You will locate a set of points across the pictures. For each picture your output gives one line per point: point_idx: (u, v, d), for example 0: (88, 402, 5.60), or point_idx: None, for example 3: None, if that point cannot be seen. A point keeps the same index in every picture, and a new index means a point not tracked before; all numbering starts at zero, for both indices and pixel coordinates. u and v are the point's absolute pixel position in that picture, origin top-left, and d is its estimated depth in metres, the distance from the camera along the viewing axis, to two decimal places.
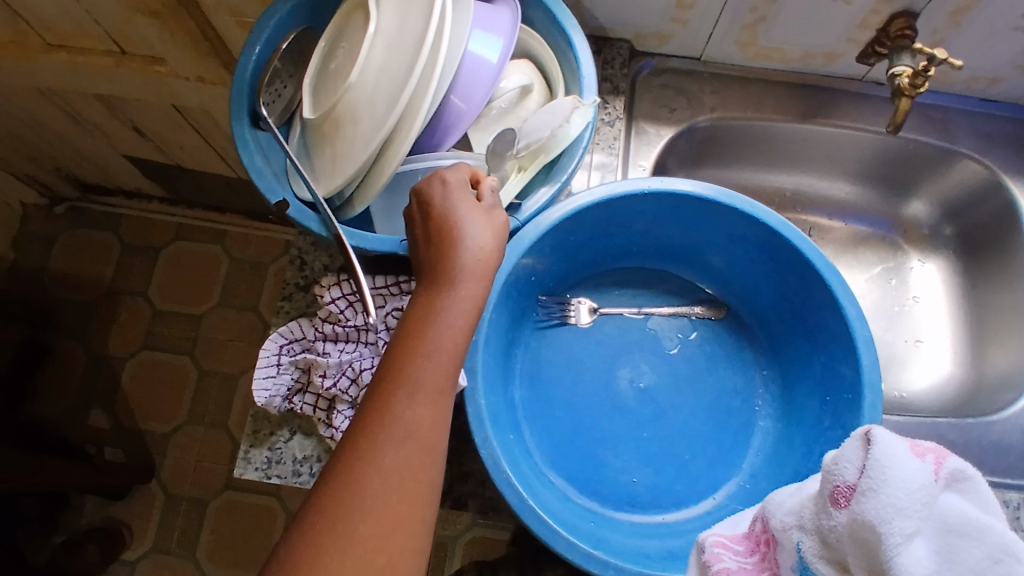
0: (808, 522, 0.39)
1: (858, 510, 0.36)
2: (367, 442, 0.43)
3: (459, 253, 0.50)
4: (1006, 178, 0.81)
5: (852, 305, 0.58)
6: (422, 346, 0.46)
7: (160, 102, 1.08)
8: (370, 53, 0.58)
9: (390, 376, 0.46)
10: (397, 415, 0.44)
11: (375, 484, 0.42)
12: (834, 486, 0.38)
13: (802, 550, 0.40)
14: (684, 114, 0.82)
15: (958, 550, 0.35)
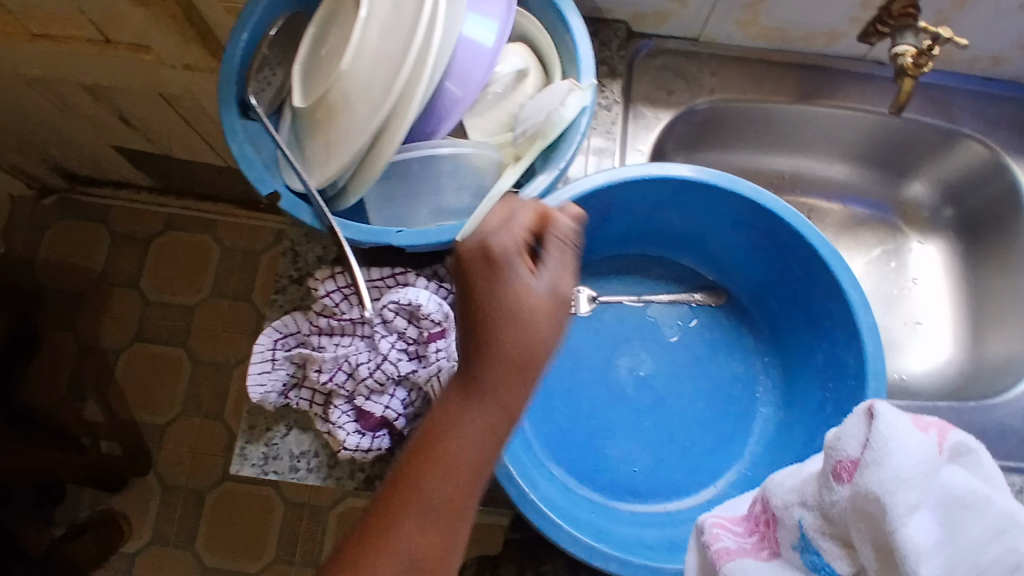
0: (811, 499, 0.42)
1: (858, 482, 0.39)
2: (389, 516, 0.43)
3: (506, 330, 0.46)
4: (1009, 158, 0.80)
5: (857, 292, 0.57)
6: (459, 432, 0.44)
7: (146, 90, 1.05)
8: (362, 36, 0.55)
9: (426, 454, 0.44)
10: (421, 496, 0.43)
11: (406, 532, 0.43)
12: (836, 463, 0.41)
13: (803, 526, 0.43)
14: (683, 97, 0.81)
15: (959, 522, 0.37)
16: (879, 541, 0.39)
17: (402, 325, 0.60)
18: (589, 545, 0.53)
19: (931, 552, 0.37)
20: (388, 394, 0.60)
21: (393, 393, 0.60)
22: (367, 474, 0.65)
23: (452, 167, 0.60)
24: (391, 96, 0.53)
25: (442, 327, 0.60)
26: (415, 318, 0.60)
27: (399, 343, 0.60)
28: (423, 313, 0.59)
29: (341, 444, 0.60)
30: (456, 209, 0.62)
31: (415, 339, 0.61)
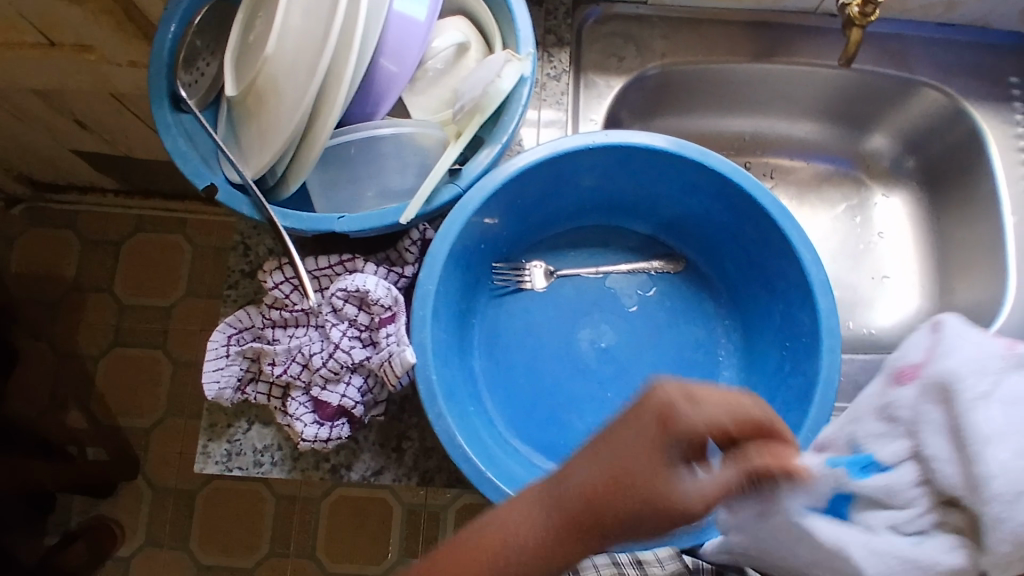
0: (876, 402, 0.41)
1: (925, 380, 0.39)
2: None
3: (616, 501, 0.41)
4: (968, 105, 0.79)
5: (807, 249, 0.57)
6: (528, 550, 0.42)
7: (97, 91, 1.02)
8: (286, 18, 0.54)
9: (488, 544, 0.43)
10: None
11: None
12: (898, 369, 0.41)
13: (858, 438, 0.41)
14: (634, 63, 0.79)
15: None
16: (943, 434, 0.37)
17: (353, 312, 0.60)
18: None
19: (997, 446, 0.35)
20: (344, 382, 0.59)
21: (349, 381, 0.59)
22: (332, 464, 0.64)
23: (395, 148, 0.58)
24: (319, 77, 0.52)
25: (393, 311, 0.59)
26: (365, 305, 0.60)
27: (350, 331, 0.60)
28: (372, 299, 0.58)
29: (300, 435, 0.59)
30: (400, 190, 0.60)
31: (366, 325, 0.60)
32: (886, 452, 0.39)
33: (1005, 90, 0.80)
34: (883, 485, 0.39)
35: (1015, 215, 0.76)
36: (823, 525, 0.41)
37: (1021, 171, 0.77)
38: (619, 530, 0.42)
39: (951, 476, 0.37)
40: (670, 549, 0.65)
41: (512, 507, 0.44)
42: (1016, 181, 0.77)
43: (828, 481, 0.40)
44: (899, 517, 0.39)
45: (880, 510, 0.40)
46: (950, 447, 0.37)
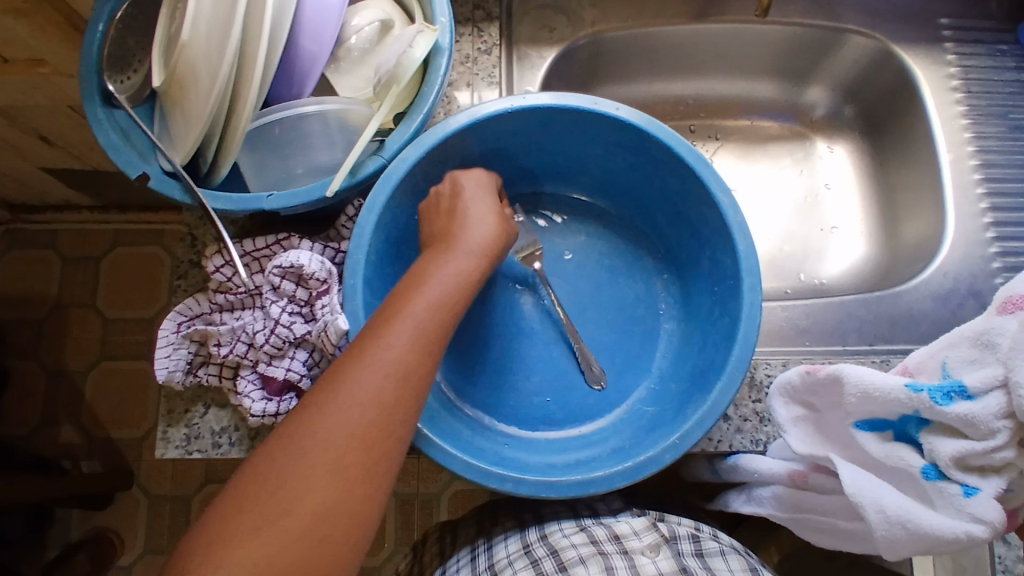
0: (975, 334, 0.52)
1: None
2: (323, 395, 0.46)
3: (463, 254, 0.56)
4: (896, 47, 0.80)
5: (724, 194, 0.59)
6: (387, 327, 0.49)
7: (53, 105, 0.99)
8: (196, 4, 0.56)
9: (361, 343, 0.48)
10: (351, 381, 0.46)
11: (335, 409, 0.45)
12: (1010, 298, 0.52)
13: (947, 363, 0.54)
14: (565, 33, 0.81)
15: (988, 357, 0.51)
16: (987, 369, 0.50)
17: (292, 288, 0.62)
18: (481, 470, 0.54)
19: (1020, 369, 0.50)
20: (289, 357, 0.61)
21: (294, 355, 0.61)
22: None
23: (322, 125, 0.59)
24: (230, 60, 0.55)
25: (329, 283, 0.62)
26: (303, 280, 0.62)
27: (290, 306, 0.62)
28: (307, 273, 0.61)
29: (248, 412, 0.60)
30: (328, 165, 0.62)
31: (306, 300, 0.62)
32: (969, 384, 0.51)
33: (935, 31, 0.81)
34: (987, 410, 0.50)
35: (950, 151, 0.77)
36: (872, 450, 0.55)
37: (954, 109, 0.78)
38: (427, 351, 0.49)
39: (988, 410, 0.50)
40: (645, 522, 0.66)
41: (372, 339, 0.48)
42: (950, 117, 0.78)
43: (908, 404, 0.52)
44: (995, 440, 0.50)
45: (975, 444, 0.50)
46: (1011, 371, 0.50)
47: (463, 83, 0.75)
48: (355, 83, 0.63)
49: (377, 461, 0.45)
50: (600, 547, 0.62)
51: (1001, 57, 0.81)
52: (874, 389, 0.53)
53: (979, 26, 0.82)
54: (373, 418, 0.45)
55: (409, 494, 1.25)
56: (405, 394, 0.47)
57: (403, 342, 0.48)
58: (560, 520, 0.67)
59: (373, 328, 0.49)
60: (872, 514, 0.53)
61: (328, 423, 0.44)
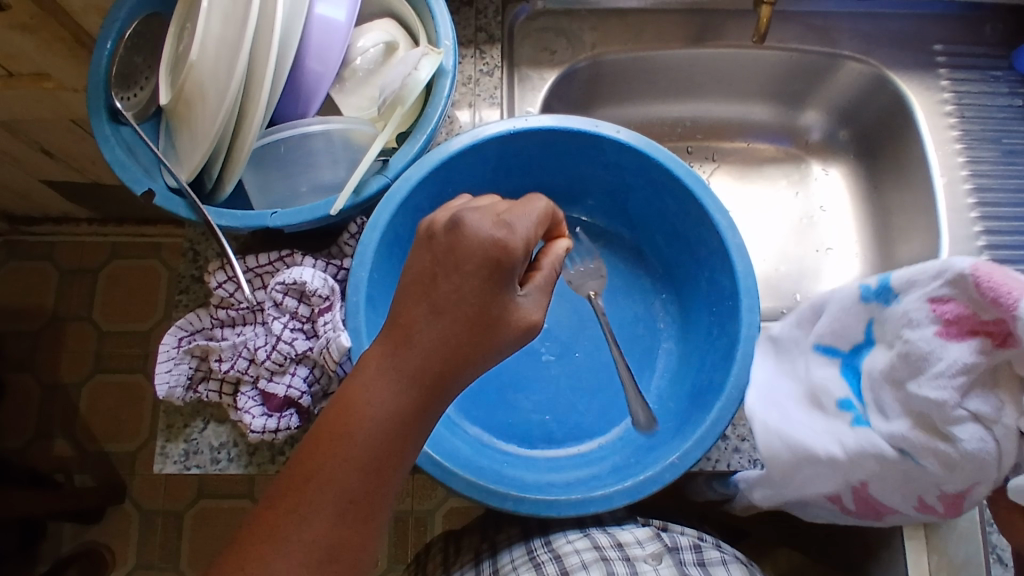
0: None
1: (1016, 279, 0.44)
2: (300, 482, 0.45)
3: (444, 281, 0.47)
4: (890, 72, 0.82)
5: (722, 216, 0.60)
6: (355, 407, 0.46)
7: (57, 119, 1.00)
8: (206, 25, 0.57)
9: (333, 423, 0.46)
10: (325, 469, 0.45)
11: (314, 496, 0.45)
12: None
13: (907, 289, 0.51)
14: (565, 55, 0.82)
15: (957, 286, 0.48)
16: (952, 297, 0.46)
17: (294, 304, 0.62)
18: (481, 486, 0.55)
19: None
20: (289, 373, 0.61)
21: (294, 372, 0.61)
22: (288, 457, 0.65)
23: (326, 143, 0.60)
24: (240, 79, 0.56)
25: (331, 301, 0.62)
26: (305, 297, 0.62)
27: (292, 323, 0.62)
28: (309, 290, 0.61)
29: (248, 427, 0.60)
30: (331, 183, 0.62)
31: (308, 317, 0.63)
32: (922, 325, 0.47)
33: (929, 57, 0.82)
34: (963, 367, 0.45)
35: (945, 175, 0.78)
36: (818, 372, 0.57)
37: (947, 134, 0.80)
38: (405, 427, 0.47)
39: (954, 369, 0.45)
40: (648, 531, 0.66)
41: (344, 420, 0.46)
42: (945, 142, 0.80)
43: (864, 314, 0.53)
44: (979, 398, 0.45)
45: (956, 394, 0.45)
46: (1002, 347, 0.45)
47: (465, 104, 0.76)
48: (360, 103, 0.64)
49: (363, 542, 0.46)
50: (603, 553, 0.63)
51: (994, 82, 0.83)
52: (839, 304, 0.55)
53: (972, 52, 0.83)
54: (371, 458, 0.46)
55: (404, 511, 1.25)
56: (384, 472, 0.46)
57: (376, 424, 0.46)
58: (566, 530, 0.66)
59: (342, 405, 0.47)
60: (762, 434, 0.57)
61: (308, 512, 0.45)
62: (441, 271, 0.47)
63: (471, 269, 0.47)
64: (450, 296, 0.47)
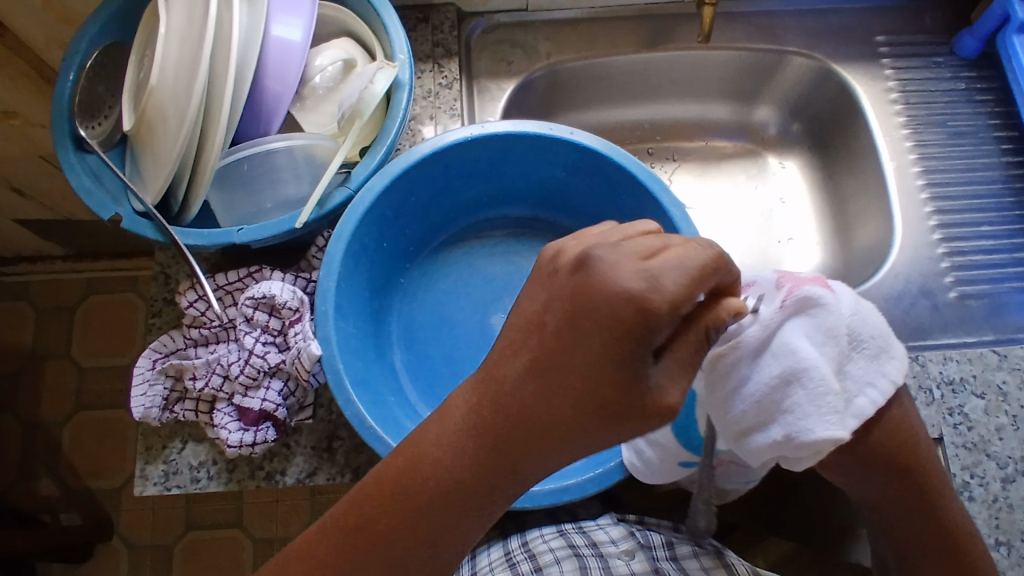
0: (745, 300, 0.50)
1: (784, 306, 0.47)
2: (347, 530, 0.45)
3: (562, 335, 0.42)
4: (834, 65, 0.85)
5: (676, 207, 0.63)
6: (421, 463, 0.45)
7: (25, 156, 1.00)
8: (165, 52, 0.59)
9: (396, 474, 0.45)
10: (381, 520, 0.45)
11: (356, 542, 0.45)
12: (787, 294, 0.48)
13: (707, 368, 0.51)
14: (522, 65, 0.84)
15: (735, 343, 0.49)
16: (722, 352, 0.49)
17: (264, 319, 0.63)
18: None
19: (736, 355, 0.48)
20: (263, 387, 0.62)
21: (269, 386, 0.62)
22: (267, 471, 0.64)
23: (288, 159, 0.61)
24: (199, 100, 0.57)
25: (300, 312, 0.64)
26: (275, 310, 0.64)
27: (264, 337, 0.63)
28: (279, 302, 0.63)
29: (225, 442, 0.61)
30: (296, 199, 0.64)
31: (279, 330, 0.64)
32: (720, 367, 0.49)
33: (872, 49, 0.86)
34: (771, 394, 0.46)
35: (894, 161, 0.81)
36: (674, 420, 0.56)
37: (893, 121, 0.83)
38: (473, 497, 0.44)
39: (752, 398, 0.47)
40: (620, 530, 0.67)
41: (406, 474, 0.45)
42: (892, 129, 0.83)
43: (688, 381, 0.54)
44: (788, 419, 0.46)
45: (768, 426, 0.47)
46: (793, 359, 0.46)
47: (426, 117, 0.78)
48: (321, 119, 0.66)
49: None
50: (577, 550, 0.64)
51: (937, 68, 0.85)
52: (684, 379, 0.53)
53: (914, 41, 0.87)
54: (431, 520, 0.44)
55: None
56: (443, 536, 0.44)
57: (441, 485, 0.44)
58: (541, 527, 0.68)
59: (409, 458, 0.45)
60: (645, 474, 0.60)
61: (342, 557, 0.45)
62: (551, 322, 0.43)
63: (593, 329, 0.41)
64: (569, 356, 0.42)
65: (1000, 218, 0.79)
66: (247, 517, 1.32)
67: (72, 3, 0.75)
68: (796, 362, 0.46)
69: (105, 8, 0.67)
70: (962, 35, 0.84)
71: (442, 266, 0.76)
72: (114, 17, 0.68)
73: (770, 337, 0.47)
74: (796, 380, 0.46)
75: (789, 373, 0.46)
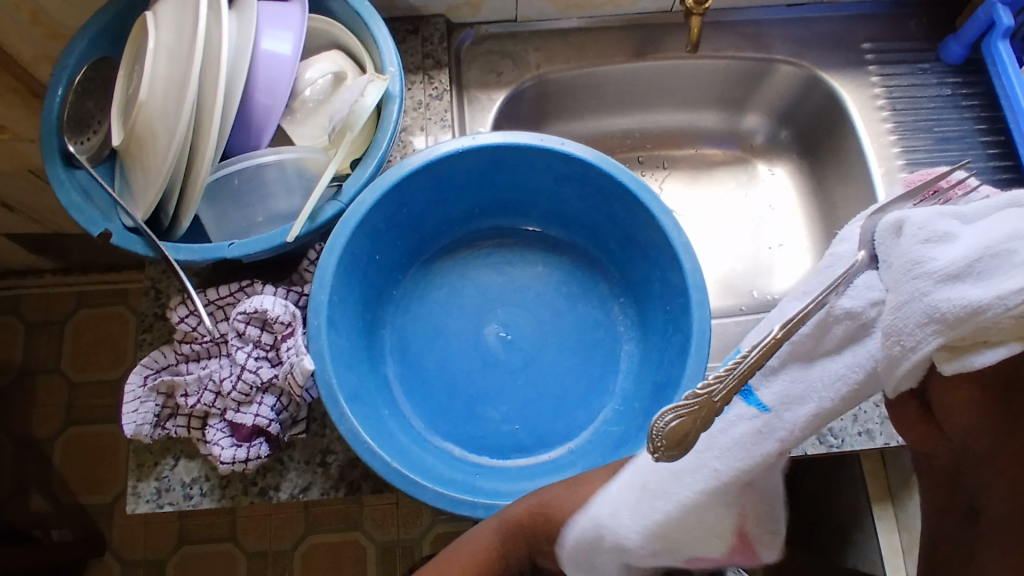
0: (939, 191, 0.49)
1: (1010, 198, 0.42)
2: None
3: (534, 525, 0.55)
4: (821, 72, 0.86)
5: (667, 216, 0.63)
6: None
7: (14, 170, 0.99)
8: (154, 69, 0.59)
9: None
10: None
11: None
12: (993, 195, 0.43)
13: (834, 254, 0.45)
14: (512, 76, 0.85)
15: (942, 224, 0.41)
16: (931, 212, 0.42)
17: (256, 333, 0.63)
18: (452, 498, 0.56)
19: (943, 242, 0.40)
20: (256, 403, 0.61)
21: (261, 401, 0.62)
22: (260, 486, 0.64)
23: (280, 173, 0.61)
24: (189, 115, 0.57)
25: (292, 326, 0.63)
26: (267, 325, 0.63)
27: (255, 351, 0.63)
28: (270, 317, 0.62)
29: (218, 459, 0.60)
30: (287, 212, 0.64)
31: (271, 344, 0.63)
32: (929, 230, 0.41)
33: (858, 56, 0.87)
34: (982, 255, 0.39)
35: (882, 166, 0.82)
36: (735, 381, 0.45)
37: (881, 127, 0.83)
38: None
39: (952, 255, 0.39)
40: None
41: None
42: (879, 135, 0.83)
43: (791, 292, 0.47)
44: (996, 285, 0.38)
45: (964, 287, 0.38)
46: (1019, 233, 0.39)
47: (417, 128, 0.78)
48: (312, 132, 0.66)
49: None
50: None
51: (922, 74, 0.86)
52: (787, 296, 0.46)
53: (899, 47, 0.88)
54: None
55: (390, 541, 1.30)
56: None
57: None
58: None
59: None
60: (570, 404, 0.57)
61: None
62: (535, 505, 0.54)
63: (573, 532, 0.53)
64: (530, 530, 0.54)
65: None
66: (240, 530, 1.31)
67: (60, 17, 0.75)
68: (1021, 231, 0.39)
69: (93, 23, 0.67)
70: (947, 41, 0.85)
71: (433, 277, 0.76)
72: (104, 31, 0.67)
73: (981, 216, 0.42)
74: (1016, 249, 0.38)
75: (1008, 241, 0.39)
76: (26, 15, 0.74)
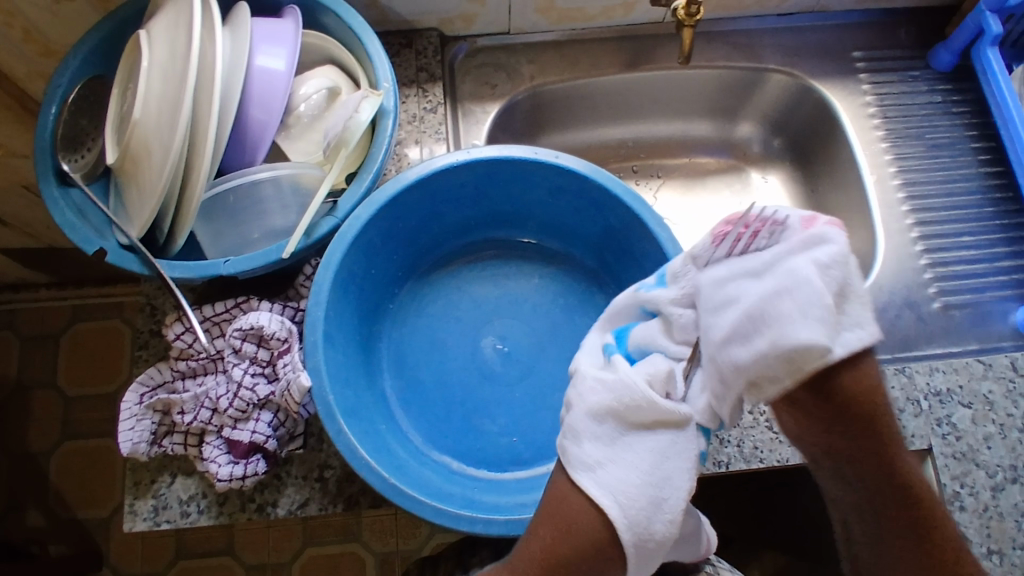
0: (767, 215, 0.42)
1: (803, 238, 0.39)
2: None
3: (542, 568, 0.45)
4: (812, 80, 0.86)
5: (662, 229, 0.63)
6: None
7: (9, 186, 0.99)
8: (149, 87, 0.59)
9: None
10: None
11: None
12: (803, 225, 0.40)
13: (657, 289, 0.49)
14: (506, 88, 0.85)
15: (737, 287, 0.41)
16: (725, 278, 0.42)
17: (253, 350, 0.63)
18: (451, 514, 0.56)
19: (732, 307, 0.41)
20: (253, 419, 0.61)
21: (258, 418, 0.61)
22: (258, 503, 0.64)
23: (275, 189, 0.61)
24: (184, 133, 0.57)
25: (289, 342, 0.63)
26: (264, 341, 0.63)
27: (252, 368, 0.63)
28: (267, 333, 0.63)
29: (215, 476, 0.60)
30: (282, 228, 0.64)
31: (267, 361, 0.63)
32: (719, 295, 0.42)
33: (849, 64, 0.87)
34: (740, 318, 0.39)
35: (874, 174, 0.82)
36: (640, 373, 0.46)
37: (873, 135, 0.84)
38: None
39: (725, 322, 0.41)
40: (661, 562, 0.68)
41: None
42: (870, 143, 0.84)
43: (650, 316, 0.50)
44: (744, 346, 0.39)
45: (734, 348, 0.40)
46: (782, 287, 0.38)
47: (411, 141, 0.78)
48: (307, 148, 0.66)
49: None
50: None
51: (913, 82, 0.87)
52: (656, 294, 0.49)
53: (890, 55, 0.88)
54: None
55: (389, 552, 1.29)
56: None
57: None
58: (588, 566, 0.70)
59: None
60: (604, 506, 0.42)
61: None
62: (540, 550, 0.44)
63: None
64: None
65: (982, 227, 0.80)
66: (238, 543, 1.30)
67: (54, 34, 0.75)
68: (782, 285, 0.38)
69: (87, 41, 0.67)
70: (937, 49, 0.86)
71: (429, 290, 0.76)
72: (97, 49, 0.68)
73: (773, 261, 0.39)
74: (770, 308, 0.38)
75: (768, 299, 0.38)
76: (18, 34, 0.74)
